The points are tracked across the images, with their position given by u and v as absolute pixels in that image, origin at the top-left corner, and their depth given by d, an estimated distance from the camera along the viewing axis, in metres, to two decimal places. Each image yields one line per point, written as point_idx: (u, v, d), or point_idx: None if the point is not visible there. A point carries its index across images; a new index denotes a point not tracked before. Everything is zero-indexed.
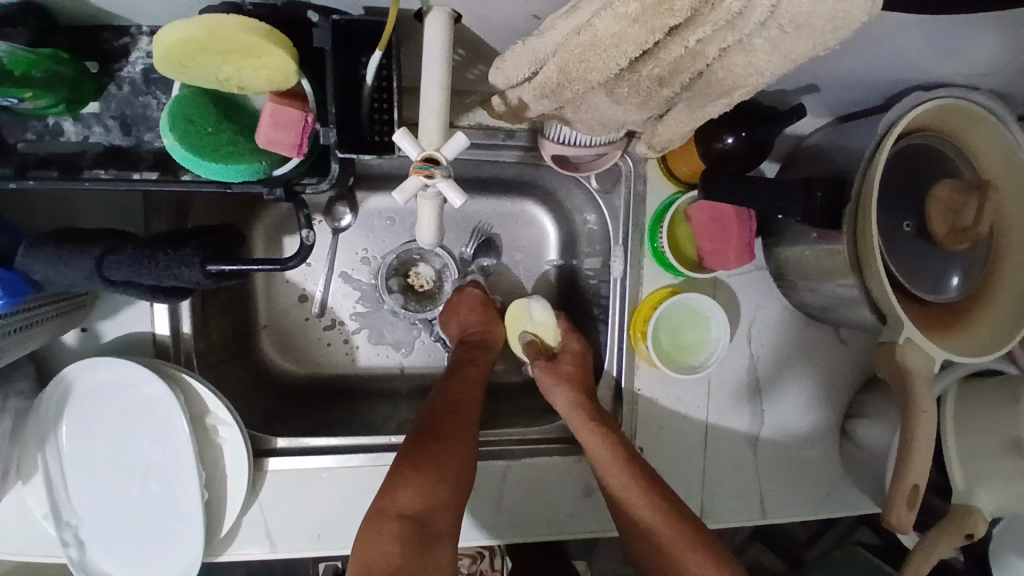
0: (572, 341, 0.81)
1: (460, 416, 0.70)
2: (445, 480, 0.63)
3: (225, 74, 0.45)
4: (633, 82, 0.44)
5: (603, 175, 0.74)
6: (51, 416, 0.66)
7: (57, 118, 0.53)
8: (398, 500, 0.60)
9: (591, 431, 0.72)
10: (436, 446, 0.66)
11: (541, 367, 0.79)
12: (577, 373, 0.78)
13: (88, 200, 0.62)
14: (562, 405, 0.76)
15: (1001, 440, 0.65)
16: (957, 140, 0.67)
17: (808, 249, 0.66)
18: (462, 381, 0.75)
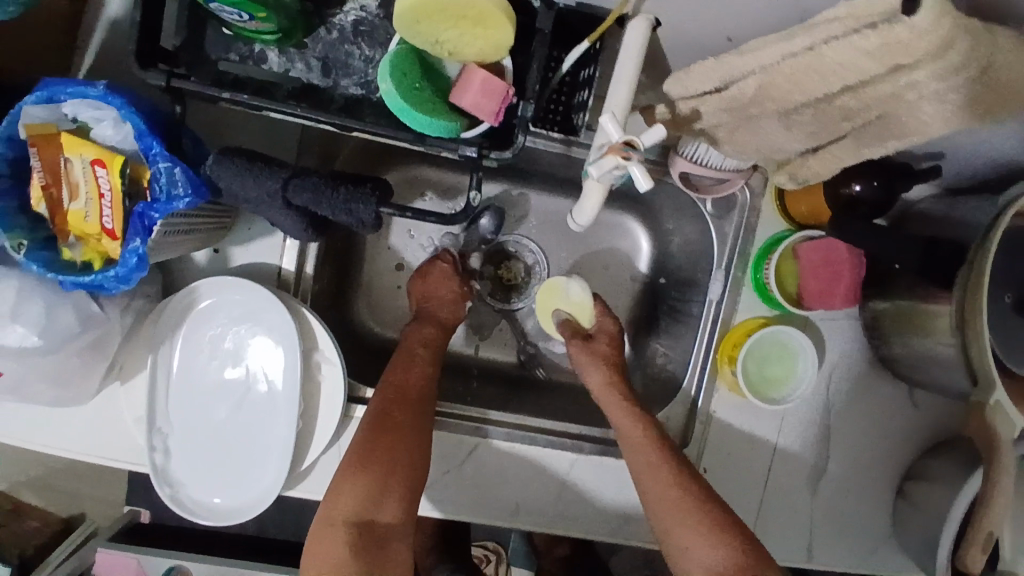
0: (607, 321, 0.84)
1: (402, 406, 0.70)
2: (391, 483, 0.66)
3: (447, 36, 0.50)
4: (819, 112, 0.48)
5: (719, 200, 0.78)
6: (168, 324, 0.68)
7: (264, 47, 0.57)
8: (341, 507, 0.65)
9: (622, 408, 0.76)
10: (380, 444, 0.67)
11: (576, 346, 0.82)
12: (611, 353, 0.82)
13: (248, 124, 0.64)
14: (595, 381, 0.80)
15: None
16: None
17: (909, 306, 0.70)
18: (413, 368, 0.75)
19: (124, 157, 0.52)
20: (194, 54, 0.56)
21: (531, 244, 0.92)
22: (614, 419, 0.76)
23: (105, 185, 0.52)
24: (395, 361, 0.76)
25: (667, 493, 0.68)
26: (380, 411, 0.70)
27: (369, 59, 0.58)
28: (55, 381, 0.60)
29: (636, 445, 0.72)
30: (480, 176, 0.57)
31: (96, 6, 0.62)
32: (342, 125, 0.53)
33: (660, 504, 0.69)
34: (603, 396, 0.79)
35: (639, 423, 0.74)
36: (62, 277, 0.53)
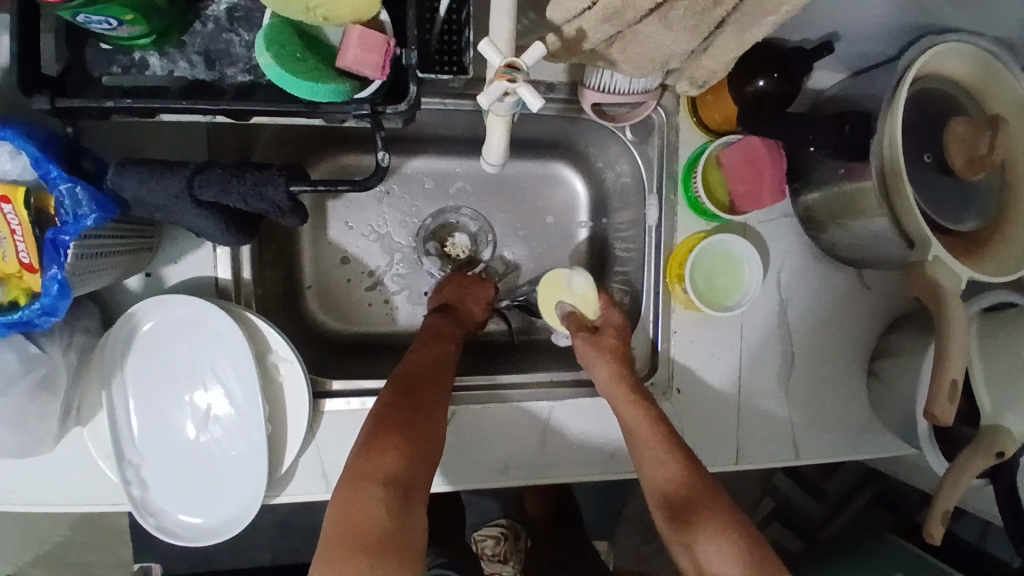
0: (613, 314, 0.81)
1: (439, 388, 0.70)
2: (422, 452, 0.63)
3: (316, 1, 0.49)
4: (689, 1, 0.49)
5: (637, 126, 0.79)
6: (114, 355, 0.66)
7: (145, 53, 0.55)
8: (382, 466, 0.60)
9: (631, 403, 0.73)
10: (411, 414, 0.65)
11: (582, 338, 0.79)
12: (619, 344, 0.78)
13: (147, 136, 0.61)
14: (601, 375, 0.75)
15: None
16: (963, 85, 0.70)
17: (836, 188, 0.71)
18: (429, 352, 0.75)
19: (26, 187, 0.50)
20: (75, 74, 0.54)
21: (470, 214, 0.92)
22: (619, 407, 0.73)
23: (14, 221, 0.50)
24: (418, 348, 0.76)
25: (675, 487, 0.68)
26: (415, 384, 0.69)
27: (251, 44, 0.57)
28: (14, 424, 0.60)
29: (643, 436, 0.71)
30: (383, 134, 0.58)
31: None
32: (230, 110, 0.53)
33: (665, 468, 0.69)
34: (610, 391, 0.75)
35: (649, 416, 0.72)
36: None
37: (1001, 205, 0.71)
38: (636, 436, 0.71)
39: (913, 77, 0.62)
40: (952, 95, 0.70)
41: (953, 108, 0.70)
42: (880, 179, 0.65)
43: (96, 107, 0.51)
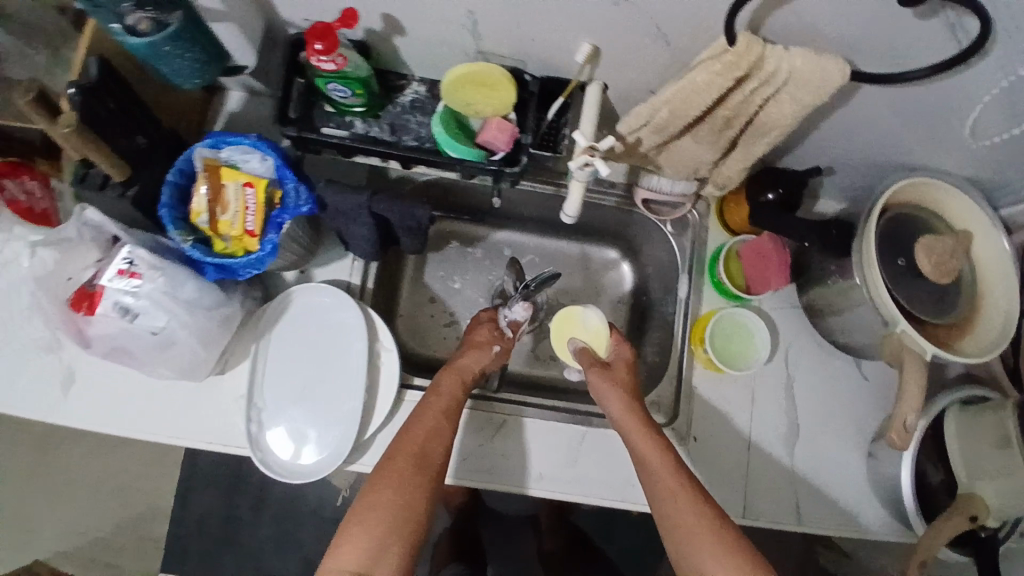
0: (623, 349, 0.93)
1: (410, 467, 0.78)
2: (384, 541, 0.73)
3: (474, 100, 0.78)
4: (711, 122, 0.75)
5: (675, 222, 1.04)
6: (268, 323, 0.90)
7: (353, 118, 0.84)
8: (340, 561, 0.72)
9: (644, 435, 0.81)
10: (374, 502, 0.75)
11: (596, 373, 0.90)
12: (629, 380, 0.90)
13: (334, 173, 0.90)
14: (616, 409, 0.86)
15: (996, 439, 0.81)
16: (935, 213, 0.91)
17: (829, 280, 0.92)
18: (424, 418, 0.83)
19: (267, 181, 0.78)
20: (306, 121, 0.82)
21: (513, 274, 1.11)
22: (636, 440, 0.82)
23: (251, 201, 0.77)
24: (413, 418, 0.84)
25: (695, 522, 0.72)
26: (391, 460, 0.79)
27: (422, 123, 0.85)
28: (206, 342, 0.79)
29: (662, 471, 0.78)
30: (499, 185, 0.86)
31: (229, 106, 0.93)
32: (410, 156, 0.83)
33: (674, 499, 0.75)
34: (626, 422, 0.84)
35: (660, 445, 0.81)
36: (208, 257, 0.76)
37: (969, 310, 0.88)
38: (649, 457, 0.79)
39: (884, 199, 0.83)
40: (925, 218, 0.90)
41: (924, 226, 0.89)
42: (861, 274, 0.84)
43: (325, 142, 0.81)
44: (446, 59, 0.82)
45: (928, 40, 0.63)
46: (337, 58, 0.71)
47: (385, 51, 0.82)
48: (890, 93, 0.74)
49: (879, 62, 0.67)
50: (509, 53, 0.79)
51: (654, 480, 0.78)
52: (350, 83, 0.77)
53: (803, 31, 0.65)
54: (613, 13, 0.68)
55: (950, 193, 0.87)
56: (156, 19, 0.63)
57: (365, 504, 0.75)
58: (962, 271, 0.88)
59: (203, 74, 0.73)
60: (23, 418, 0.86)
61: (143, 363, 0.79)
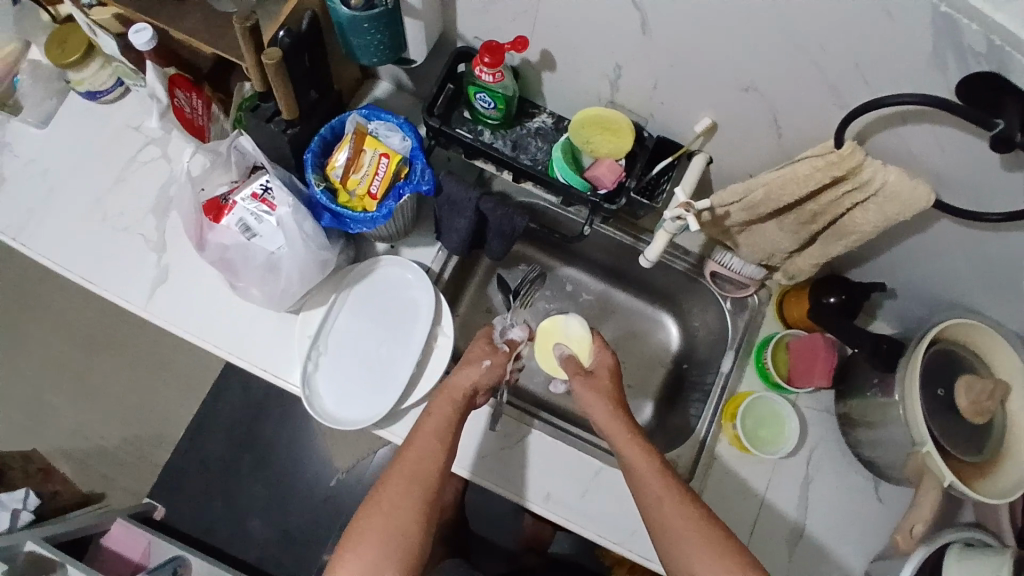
0: (605, 356, 0.99)
1: (401, 489, 0.81)
2: (383, 560, 0.77)
3: (594, 140, 0.89)
4: (798, 213, 0.82)
5: (734, 301, 1.10)
6: (350, 280, 0.98)
7: (484, 128, 0.95)
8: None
9: (627, 439, 0.85)
10: (372, 522, 0.79)
11: (581, 382, 0.95)
12: (610, 385, 0.94)
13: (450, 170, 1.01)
14: (602, 416, 0.90)
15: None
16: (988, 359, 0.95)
17: (869, 393, 0.96)
18: (417, 441, 0.85)
19: (400, 157, 0.88)
20: (445, 119, 0.94)
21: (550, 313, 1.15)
22: (624, 450, 0.85)
23: (382, 167, 0.87)
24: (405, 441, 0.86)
25: (684, 524, 0.77)
26: (383, 486, 0.82)
27: (540, 148, 0.96)
28: (302, 278, 0.88)
29: (648, 480, 0.81)
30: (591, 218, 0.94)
31: (378, 91, 1.06)
32: (523, 170, 0.92)
33: (663, 506, 0.79)
34: (615, 432, 0.87)
35: (646, 451, 0.84)
36: (331, 204, 0.86)
37: (998, 456, 0.92)
38: (635, 471, 0.83)
39: (939, 330, 0.88)
40: (974, 360, 0.95)
41: (965, 364, 0.94)
42: (901, 393, 0.89)
43: (456, 140, 0.92)
44: (579, 99, 0.93)
45: (1013, 190, 0.70)
46: (496, 73, 0.83)
47: (529, 79, 0.93)
48: (966, 232, 0.82)
49: (963, 199, 0.75)
50: (636, 108, 0.89)
51: (640, 491, 0.82)
52: (495, 95, 0.88)
53: (901, 155, 0.74)
54: (740, 97, 0.78)
55: (1005, 342, 0.92)
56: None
57: (361, 523, 0.79)
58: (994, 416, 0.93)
59: (380, 57, 0.85)
60: (117, 299, 0.96)
61: (242, 279, 0.87)
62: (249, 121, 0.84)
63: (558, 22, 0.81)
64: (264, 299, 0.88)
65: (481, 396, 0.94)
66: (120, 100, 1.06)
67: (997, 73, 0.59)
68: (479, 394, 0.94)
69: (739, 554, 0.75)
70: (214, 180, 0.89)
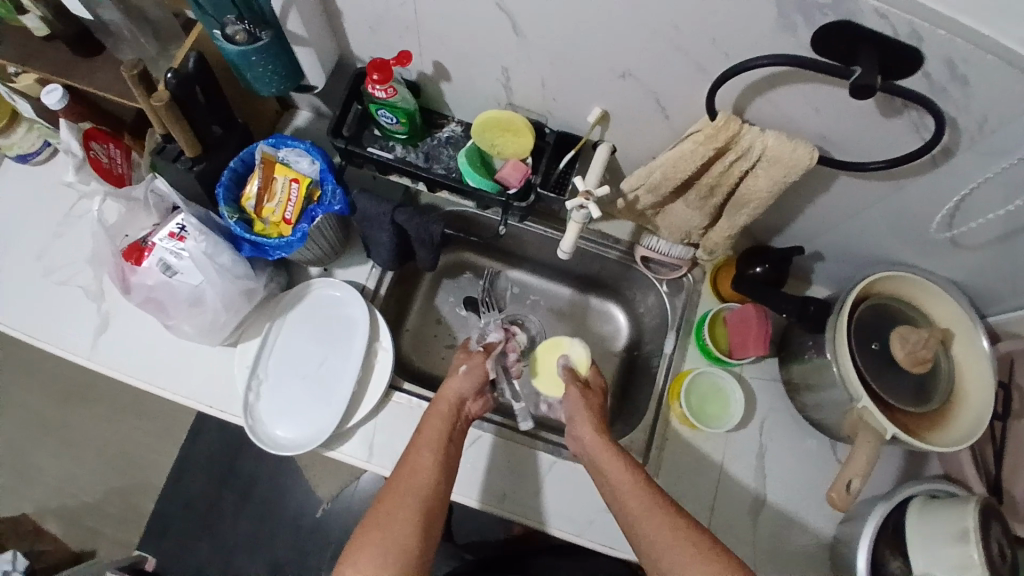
0: (599, 377, 1.02)
1: (399, 502, 0.79)
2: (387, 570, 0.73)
3: (499, 141, 0.90)
4: (697, 188, 0.84)
5: (671, 283, 1.11)
6: (284, 306, 1.00)
7: (395, 143, 0.98)
8: None
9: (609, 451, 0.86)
10: (371, 533, 0.76)
11: (576, 392, 0.97)
12: (599, 401, 0.97)
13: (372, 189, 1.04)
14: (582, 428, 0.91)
15: (954, 530, 0.77)
16: (923, 308, 0.94)
17: (806, 356, 0.96)
18: (412, 455, 0.85)
19: (310, 180, 0.90)
20: (356, 139, 0.96)
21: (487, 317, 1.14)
22: (606, 466, 0.85)
23: (294, 194, 0.90)
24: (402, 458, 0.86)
25: (667, 530, 0.75)
26: (379, 503, 0.80)
27: (452, 157, 0.98)
28: (229, 306, 0.90)
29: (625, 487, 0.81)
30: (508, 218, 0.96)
31: (292, 120, 1.09)
32: (434, 179, 0.94)
33: (648, 516, 0.77)
34: (592, 446, 0.88)
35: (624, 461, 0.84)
36: (247, 235, 0.88)
37: (945, 405, 0.90)
38: (617, 483, 0.82)
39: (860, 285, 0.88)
40: (909, 312, 0.94)
41: (896, 315, 0.93)
42: (833, 355, 0.88)
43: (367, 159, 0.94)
44: (481, 104, 0.95)
45: (896, 135, 0.71)
46: (389, 90, 0.85)
47: (431, 91, 0.96)
48: (868, 187, 0.82)
49: (852, 153, 0.76)
50: (534, 107, 0.91)
51: (622, 502, 0.80)
52: (395, 111, 0.90)
53: (782, 118, 0.75)
54: (620, 84, 0.80)
55: (933, 287, 0.91)
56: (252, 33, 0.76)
57: (360, 536, 0.76)
58: (937, 362, 0.90)
59: (278, 84, 0.86)
60: (60, 353, 0.97)
61: (172, 316, 0.90)
62: (160, 164, 0.86)
63: (440, 34, 0.83)
64: (195, 332, 0.90)
65: (472, 402, 0.95)
66: (50, 161, 1.09)
67: (847, 21, 0.58)
68: (469, 403, 0.95)
69: (726, 555, 0.71)
70: (136, 225, 0.92)
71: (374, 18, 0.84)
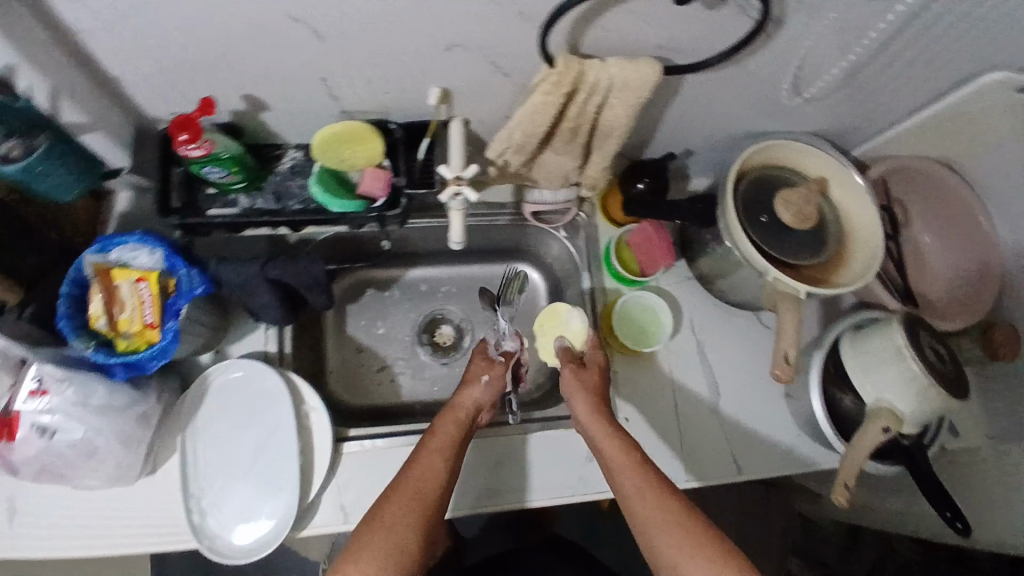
0: (600, 355, 0.95)
1: (405, 507, 0.75)
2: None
3: (347, 154, 0.82)
4: (562, 134, 0.82)
5: (568, 227, 1.11)
6: (187, 412, 0.90)
7: (236, 194, 0.87)
8: None
9: (611, 425, 0.84)
10: (365, 540, 0.73)
11: (570, 370, 0.93)
12: (598, 381, 0.91)
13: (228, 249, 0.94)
14: (581, 401, 0.88)
15: (889, 351, 0.88)
16: (793, 168, 1.00)
17: (710, 249, 1.00)
18: (426, 457, 0.81)
19: (157, 273, 0.81)
20: (189, 207, 0.85)
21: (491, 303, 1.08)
22: (604, 446, 0.83)
23: (145, 295, 0.80)
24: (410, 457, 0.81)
25: (664, 514, 0.74)
26: (379, 506, 0.76)
27: (304, 186, 0.89)
28: (124, 440, 0.82)
29: (627, 464, 0.80)
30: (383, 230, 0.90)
31: (108, 207, 0.94)
32: (295, 218, 0.86)
33: (646, 497, 0.77)
34: (587, 419, 0.87)
35: (628, 442, 0.82)
36: (116, 357, 0.80)
37: (839, 246, 0.98)
38: (615, 462, 0.81)
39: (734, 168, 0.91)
40: (784, 176, 0.99)
41: (783, 182, 0.99)
42: (731, 242, 0.91)
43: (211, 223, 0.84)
44: (312, 121, 0.86)
45: (725, 25, 0.71)
46: (204, 144, 0.75)
47: (252, 125, 0.85)
48: (712, 78, 0.84)
49: (689, 53, 0.76)
50: (369, 106, 0.84)
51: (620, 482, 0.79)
52: (221, 163, 0.80)
53: (618, 41, 0.74)
54: (448, 56, 0.74)
55: (797, 147, 0.97)
56: (26, 144, 0.71)
57: (350, 549, 0.72)
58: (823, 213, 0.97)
59: (80, 185, 0.81)
60: None
61: (72, 476, 0.81)
62: None
63: (237, 64, 0.72)
64: (104, 483, 0.81)
65: (486, 413, 0.92)
66: None
67: None
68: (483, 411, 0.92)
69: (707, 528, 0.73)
70: None
71: (152, 67, 0.72)
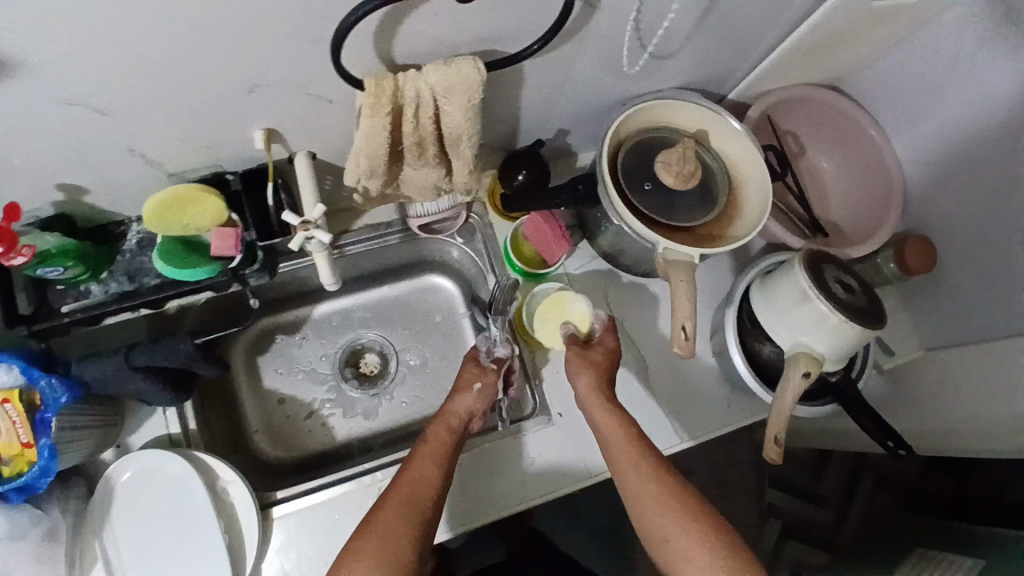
0: (610, 337, 0.91)
1: (401, 515, 0.73)
2: None
3: (188, 219, 0.77)
4: (408, 150, 0.77)
5: (462, 231, 1.08)
6: (99, 515, 0.86)
7: (88, 284, 0.81)
8: None
9: (614, 411, 0.82)
10: (358, 550, 0.71)
11: (575, 351, 0.90)
12: (605, 363, 0.88)
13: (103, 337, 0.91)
14: (583, 384, 0.85)
15: (796, 294, 0.86)
16: (672, 124, 0.96)
17: (604, 226, 0.97)
18: (421, 463, 0.78)
19: (19, 390, 0.75)
20: (39, 309, 0.80)
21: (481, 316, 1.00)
22: (608, 438, 0.80)
23: (14, 415, 0.74)
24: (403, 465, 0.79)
25: (672, 511, 0.72)
26: (376, 514, 0.74)
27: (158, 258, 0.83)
28: (40, 560, 0.79)
29: (629, 456, 0.77)
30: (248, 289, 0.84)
31: None
32: (154, 296, 0.81)
33: (653, 493, 0.74)
34: (588, 401, 0.84)
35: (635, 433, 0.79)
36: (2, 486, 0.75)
37: (730, 196, 0.95)
38: (618, 454, 0.79)
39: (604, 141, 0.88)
40: (664, 135, 0.95)
41: (665, 144, 0.95)
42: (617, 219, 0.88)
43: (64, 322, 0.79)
44: (144, 191, 0.80)
45: (536, 6, 0.66)
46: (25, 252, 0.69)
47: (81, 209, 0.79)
48: (551, 57, 0.80)
49: (512, 40, 0.72)
50: (198, 163, 0.78)
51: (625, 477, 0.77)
52: (52, 260, 0.73)
53: (431, 45, 0.68)
54: (257, 98, 0.69)
55: (668, 103, 0.93)
56: None
57: (342, 563, 0.70)
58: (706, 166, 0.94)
59: None
60: None
61: None
62: None
63: (27, 157, 0.67)
64: None
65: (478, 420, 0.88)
66: None
67: None
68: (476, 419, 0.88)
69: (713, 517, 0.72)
70: None
71: None
